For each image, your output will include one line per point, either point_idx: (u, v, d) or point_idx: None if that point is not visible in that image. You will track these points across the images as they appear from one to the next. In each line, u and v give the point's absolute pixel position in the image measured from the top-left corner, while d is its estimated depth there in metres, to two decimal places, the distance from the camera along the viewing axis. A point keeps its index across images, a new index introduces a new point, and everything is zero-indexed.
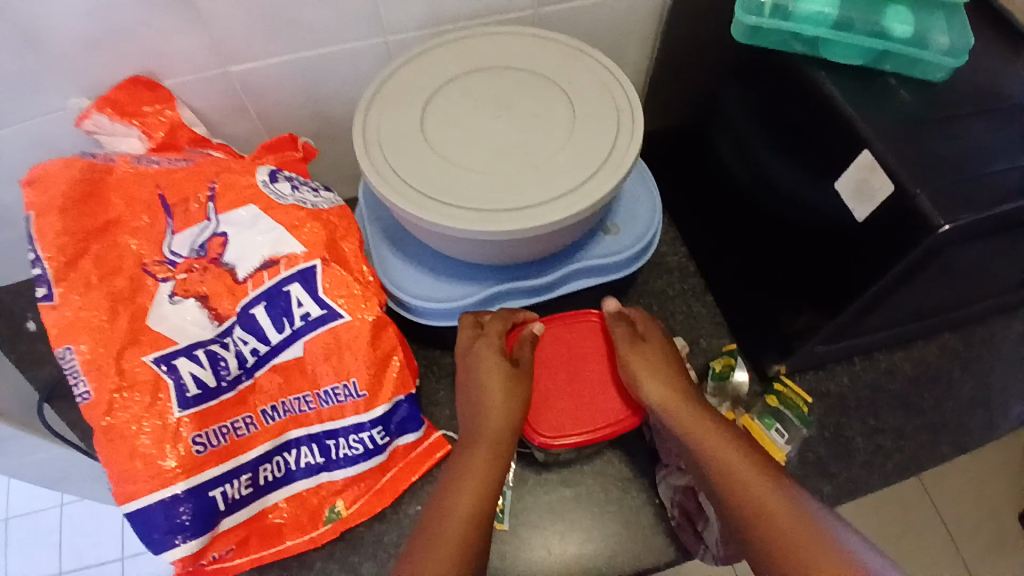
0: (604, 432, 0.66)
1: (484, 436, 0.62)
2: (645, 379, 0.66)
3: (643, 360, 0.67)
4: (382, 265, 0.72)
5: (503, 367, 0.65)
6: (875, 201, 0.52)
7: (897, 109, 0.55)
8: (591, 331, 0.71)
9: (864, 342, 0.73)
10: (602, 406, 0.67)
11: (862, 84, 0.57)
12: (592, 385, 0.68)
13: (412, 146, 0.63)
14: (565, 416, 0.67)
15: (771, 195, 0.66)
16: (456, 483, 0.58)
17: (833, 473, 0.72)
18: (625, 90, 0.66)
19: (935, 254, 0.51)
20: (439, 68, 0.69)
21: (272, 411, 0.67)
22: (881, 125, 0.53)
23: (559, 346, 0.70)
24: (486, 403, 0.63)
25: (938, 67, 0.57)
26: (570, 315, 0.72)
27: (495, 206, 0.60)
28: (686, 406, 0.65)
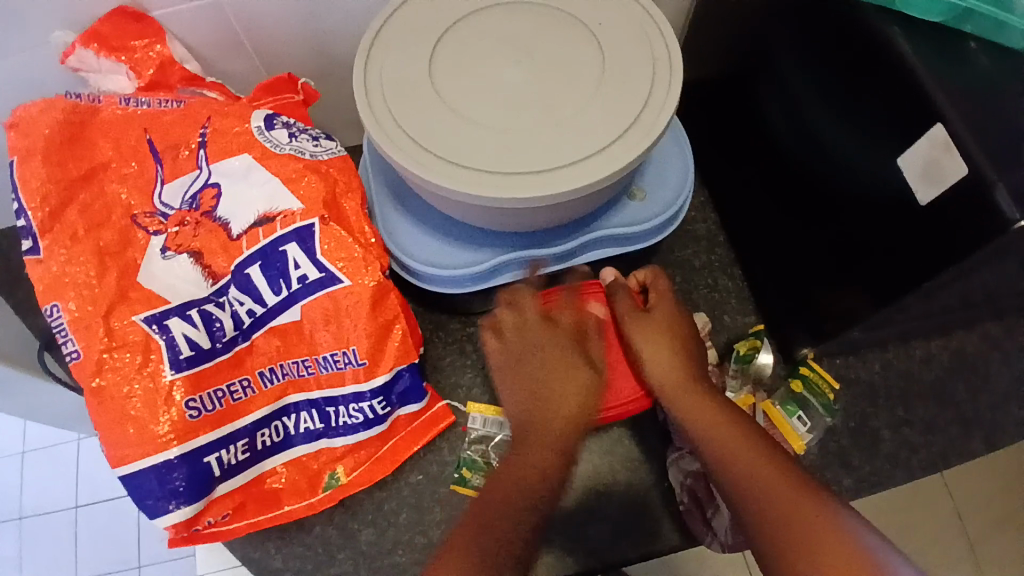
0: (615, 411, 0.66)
1: (547, 428, 0.59)
2: (653, 355, 0.62)
3: (647, 331, 0.63)
4: (387, 226, 0.67)
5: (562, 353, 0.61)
6: (943, 184, 0.47)
7: (982, 82, 0.48)
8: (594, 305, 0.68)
9: (904, 329, 0.68)
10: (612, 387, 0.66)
11: (941, 45, 0.49)
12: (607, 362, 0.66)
13: (419, 97, 0.57)
14: None
15: (820, 166, 0.60)
16: (510, 474, 0.56)
17: (855, 465, 0.69)
18: (663, 36, 0.59)
19: (1003, 250, 0.46)
20: (453, 2, 0.61)
21: (270, 373, 0.63)
22: (961, 96, 0.47)
23: None
24: (550, 394, 0.60)
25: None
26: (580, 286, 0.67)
27: (506, 170, 0.54)
28: (693, 392, 0.61)
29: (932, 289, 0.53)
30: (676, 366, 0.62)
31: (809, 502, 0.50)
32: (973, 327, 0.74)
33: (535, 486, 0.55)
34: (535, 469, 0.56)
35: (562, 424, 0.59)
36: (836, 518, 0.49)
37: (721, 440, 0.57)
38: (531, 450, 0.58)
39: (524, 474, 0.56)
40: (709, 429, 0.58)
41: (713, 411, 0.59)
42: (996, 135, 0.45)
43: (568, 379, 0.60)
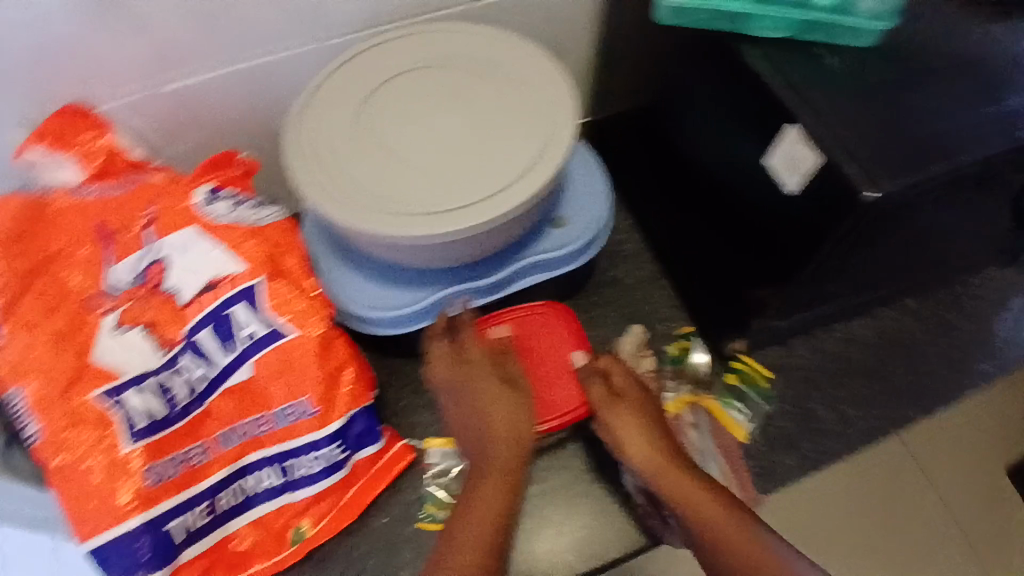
0: (558, 421, 0.71)
1: (495, 462, 0.61)
2: (612, 406, 0.66)
3: (603, 386, 0.67)
4: (329, 277, 0.70)
5: (494, 380, 0.65)
6: (806, 175, 0.53)
7: (831, 85, 0.54)
8: (541, 325, 0.75)
9: (820, 313, 0.74)
10: (554, 398, 0.72)
11: (798, 57, 0.56)
12: (546, 377, 0.73)
13: (345, 155, 0.61)
14: None
15: (722, 173, 0.65)
16: (466, 511, 0.58)
17: (800, 445, 0.75)
18: (561, 80, 0.64)
19: (869, 219, 0.52)
20: (368, 68, 0.65)
21: (227, 436, 0.65)
22: (813, 100, 0.53)
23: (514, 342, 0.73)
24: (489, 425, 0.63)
25: (864, 32, 0.56)
26: (525, 314, 0.75)
27: (429, 208, 0.58)
28: (674, 471, 0.61)
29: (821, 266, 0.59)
30: (636, 413, 0.65)
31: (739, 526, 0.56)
32: (894, 307, 0.82)
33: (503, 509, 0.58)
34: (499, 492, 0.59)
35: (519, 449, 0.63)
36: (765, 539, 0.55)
37: (709, 522, 0.57)
38: (493, 473, 0.60)
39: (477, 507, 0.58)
40: (698, 512, 0.58)
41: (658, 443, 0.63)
42: (849, 125, 0.51)
43: (516, 409, 0.64)
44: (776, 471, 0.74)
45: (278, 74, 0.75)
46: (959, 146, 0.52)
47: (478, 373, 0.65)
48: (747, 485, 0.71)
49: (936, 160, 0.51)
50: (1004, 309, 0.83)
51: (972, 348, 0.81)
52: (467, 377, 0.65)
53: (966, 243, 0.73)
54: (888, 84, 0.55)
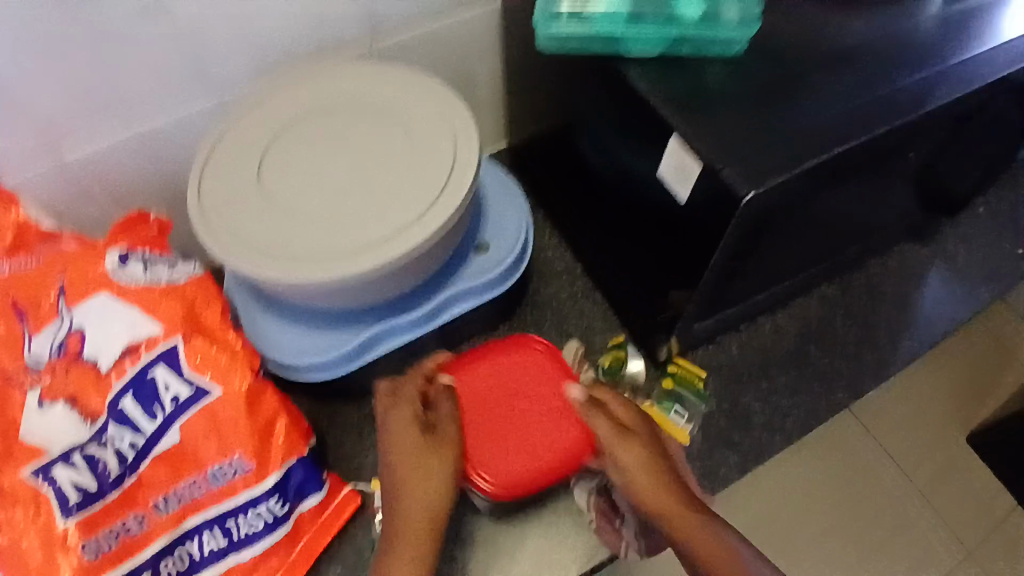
0: (567, 462, 0.67)
1: (405, 521, 0.63)
2: (614, 441, 0.63)
3: (605, 421, 0.65)
4: (253, 328, 0.69)
5: (414, 432, 0.65)
6: (689, 181, 0.56)
7: (709, 96, 0.57)
8: (526, 364, 0.72)
9: (744, 308, 0.78)
10: (551, 439, 0.68)
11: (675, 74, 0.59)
12: (539, 417, 0.69)
13: (250, 204, 0.61)
14: (508, 457, 0.67)
15: (629, 185, 0.66)
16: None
17: (737, 442, 0.77)
18: (460, 110, 0.65)
19: (760, 213, 0.53)
20: (271, 116, 0.65)
21: (164, 502, 0.63)
22: (694, 113, 0.55)
23: (496, 386, 0.71)
24: (403, 482, 0.64)
25: (734, 41, 0.58)
26: (500, 350, 0.72)
27: (337, 250, 0.58)
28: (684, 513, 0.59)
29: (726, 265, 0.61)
30: (630, 446, 0.63)
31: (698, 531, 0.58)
32: (810, 294, 0.85)
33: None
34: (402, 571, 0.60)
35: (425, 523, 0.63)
36: (720, 540, 0.57)
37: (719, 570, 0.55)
38: (395, 553, 0.61)
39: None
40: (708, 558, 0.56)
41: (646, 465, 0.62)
42: (729, 134, 0.54)
43: (424, 479, 0.64)
44: (720, 470, 0.76)
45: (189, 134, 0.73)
46: (844, 134, 0.54)
47: (405, 426, 0.66)
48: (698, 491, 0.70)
49: (817, 152, 0.53)
50: (920, 288, 0.86)
51: (897, 331, 0.84)
52: (400, 433, 0.65)
53: (870, 224, 0.77)
54: (763, 87, 0.57)
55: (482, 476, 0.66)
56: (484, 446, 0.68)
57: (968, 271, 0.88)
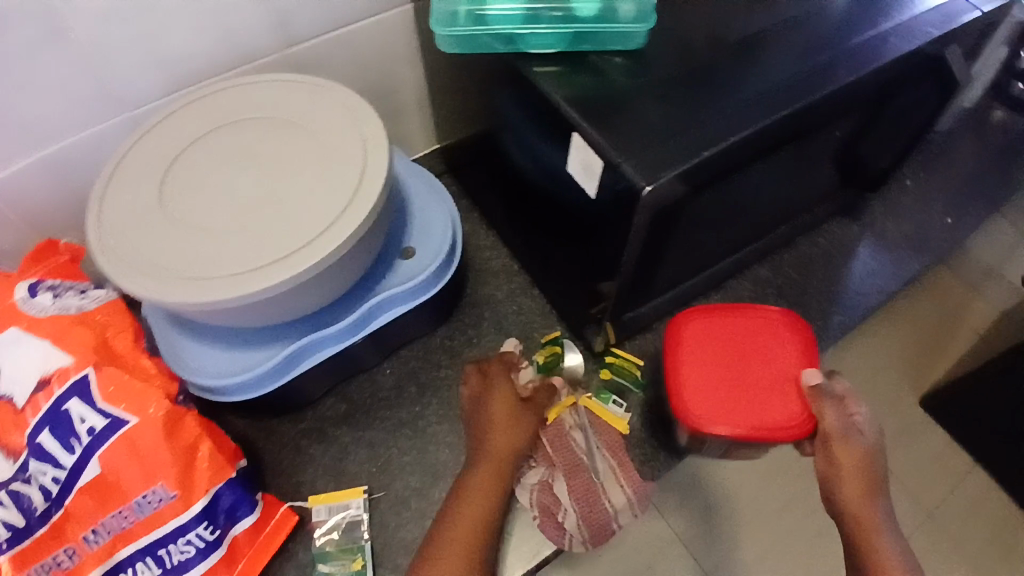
0: (782, 431, 0.63)
1: (491, 455, 0.67)
2: (843, 436, 0.64)
3: (841, 416, 0.64)
4: (173, 353, 0.67)
5: (509, 397, 0.71)
6: (596, 176, 0.55)
7: (613, 89, 0.56)
8: (760, 332, 0.69)
9: (676, 296, 0.79)
10: (773, 406, 0.64)
11: (581, 70, 0.58)
12: (765, 382, 0.66)
13: (150, 226, 0.58)
14: (723, 405, 0.64)
15: (550, 181, 0.65)
16: (461, 500, 0.64)
17: None
18: (368, 115, 0.63)
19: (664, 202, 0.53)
20: (173, 135, 0.63)
21: (95, 535, 0.60)
22: (594, 106, 0.55)
23: (716, 343, 0.68)
24: (494, 427, 0.68)
25: (633, 36, 0.59)
26: (724, 315, 0.70)
27: (243, 265, 0.56)
28: (858, 489, 0.63)
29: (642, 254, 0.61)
30: (851, 446, 0.64)
31: (872, 531, 0.61)
32: (740, 277, 0.90)
33: (479, 519, 0.62)
34: (484, 499, 0.64)
35: (504, 470, 0.66)
36: (885, 543, 0.60)
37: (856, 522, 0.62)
38: (481, 483, 0.65)
39: (474, 498, 0.64)
40: (857, 515, 0.62)
41: (853, 464, 0.64)
42: (633, 125, 0.53)
43: (511, 434, 0.68)
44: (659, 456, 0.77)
45: (101, 151, 0.69)
46: (749, 118, 0.54)
47: (504, 384, 0.72)
48: (631, 472, 0.76)
49: (724, 137, 0.53)
50: (848, 260, 0.91)
51: (827, 304, 0.88)
52: (500, 389, 0.71)
53: (793, 204, 0.79)
54: (669, 75, 0.57)
55: (699, 412, 0.64)
56: (694, 385, 0.66)
57: (891, 242, 0.93)
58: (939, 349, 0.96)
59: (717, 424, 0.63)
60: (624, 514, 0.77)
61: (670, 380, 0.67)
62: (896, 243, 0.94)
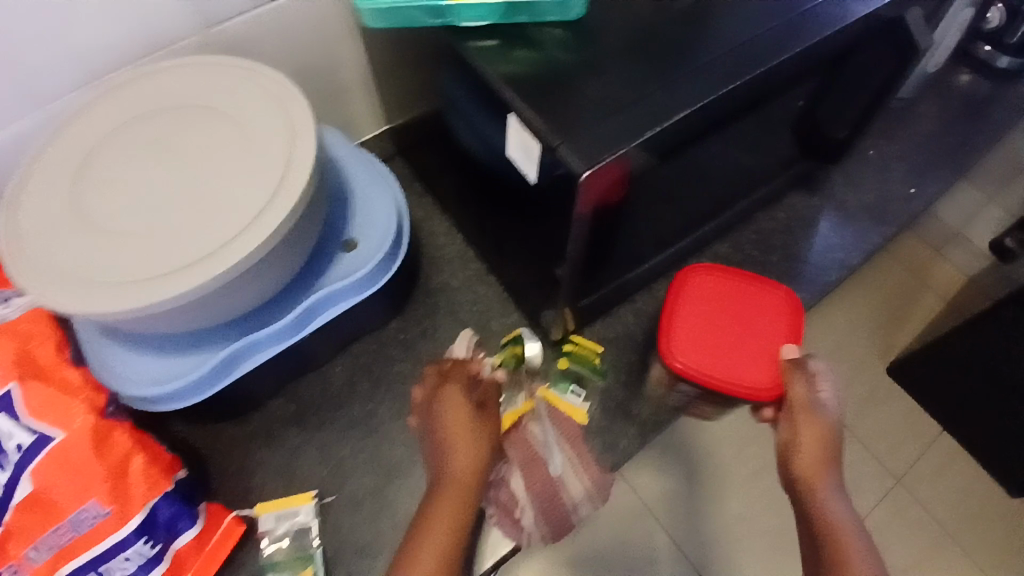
0: (749, 389, 0.61)
1: (451, 479, 0.57)
2: (808, 409, 0.59)
3: (810, 392, 0.59)
4: (100, 361, 0.63)
5: (467, 413, 0.61)
6: (534, 161, 0.52)
7: (552, 67, 0.53)
8: (763, 296, 0.66)
9: (634, 279, 0.77)
10: (749, 367, 0.62)
11: (520, 45, 0.55)
12: (748, 343, 0.63)
13: (61, 231, 0.54)
14: (701, 350, 0.63)
15: (494, 166, 0.62)
16: (420, 540, 0.54)
17: (636, 413, 0.77)
18: (294, 100, 0.59)
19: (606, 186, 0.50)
20: (86, 129, 0.59)
21: (35, 551, 0.58)
22: (531, 87, 0.51)
23: (715, 295, 0.66)
24: (453, 448, 0.58)
25: (572, 4, 0.55)
26: (738, 274, 0.67)
27: (157, 269, 0.52)
28: (822, 462, 0.57)
29: (587, 240, 0.59)
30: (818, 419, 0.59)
31: (823, 496, 0.55)
32: (701, 255, 0.88)
33: (440, 557, 0.53)
34: (445, 533, 0.54)
35: (468, 494, 0.56)
36: (835, 505, 0.54)
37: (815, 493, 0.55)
38: (440, 511, 0.55)
39: (433, 539, 0.54)
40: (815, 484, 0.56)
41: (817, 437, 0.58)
42: (570, 106, 0.50)
43: (471, 452, 0.58)
44: (619, 446, 0.76)
45: (10, 148, 0.63)
46: (694, 99, 0.50)
47: (461, 399, 0.62)
48: (590, 464, 0.75)
49: (667, 116, 0.50)
50: (810, 235, 0.90)
51: (789, 279, 0.87)
52: (456, 405, 0.61)
53: (751, 178, 0.76)
54: (612, 50, 0.53)
55: (674, 346, 0.63)
56: (684, 342, 0.63)
57: (853, 214, 0.92)
58: (902, 317, 0.94)
59: (687, 363, 0.62)
60: (584, 505, 0.77)
61: (661, 336, 0.64)
62: (857, 213, 0.93)
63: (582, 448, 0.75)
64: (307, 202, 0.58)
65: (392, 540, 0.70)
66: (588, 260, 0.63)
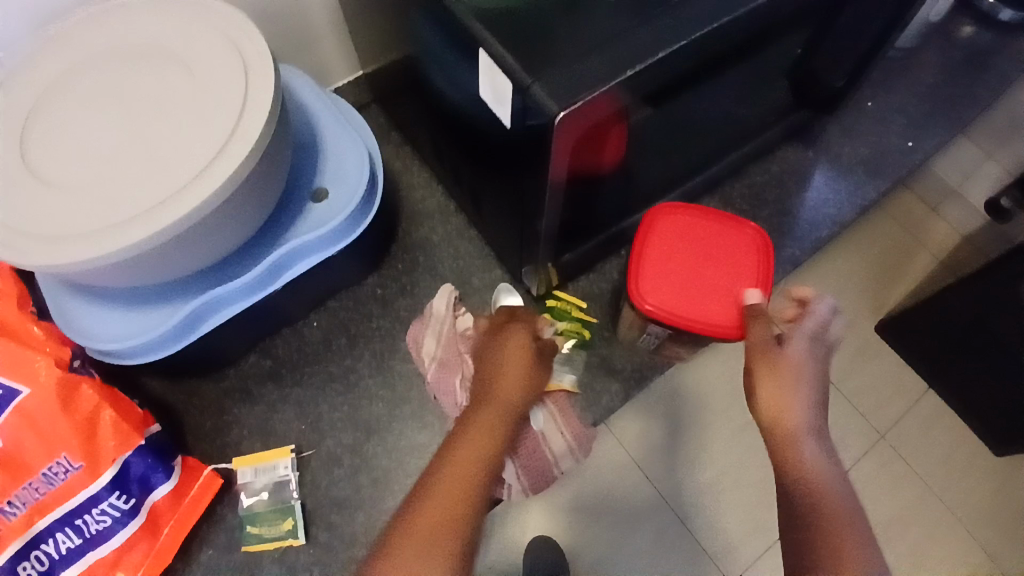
0: (715, 327, 0.60)
1: (494, 399, 0.53)
2: (765, 345, 0.55)
3: (766, 331, 0.56)
4: (64, 315, 0.62)
5: (523, 345, 0.57)
6: (508, 102, 0.50)
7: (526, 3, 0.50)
8: (734, 234, 0.64)
9: (617, 233, 0.75)
10: (717, 304, 0.61)
11: None
12: (716, 280, 0.62)
13: (10, 181, 0.52)
14: (667, 289, 0.62)
15: (469, 113, 0.59)
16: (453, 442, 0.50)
17: (619, 368, 0.79)
18: (251, 40, 0.55)
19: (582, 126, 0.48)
20: (34, 74, 0.56)
21: (9, 505, 0.56)
22: (504, 24, 0.48)
23: (682, 233, 0.64)
24: (500, 370, 0.55)
25: None
26: (707, 213, 0.65)
27: (109, 220, 0.50)
28: (781, 395, 0.52)
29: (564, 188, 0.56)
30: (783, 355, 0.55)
31: (785, 435, 0.50)
32: None
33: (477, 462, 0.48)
34: (482, 440, 0.50)
35: (511, 417, 0.53)
36: (804, 448, 0.49)
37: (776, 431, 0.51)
38: (476, 422, 0.51)
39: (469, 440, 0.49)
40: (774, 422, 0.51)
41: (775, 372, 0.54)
42: (544, 44, 0.47)
43: (521, 374, 0.55)
44: (601, 399, 0.78)
45: None
46: (673, 37, 0.48)
47: (517, 332, 0.58)
48: (572, 418, 0.75)
49: (647, 54, 0.47)
50: (802, 190, 0.88)
51: (775, 234, 0.86)
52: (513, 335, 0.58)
53: (741, 130, 0.74)
54: None
55: (640, 285, 0.62)
56: (653, 282, 0.62)
57: (847, 168, 0.90)
58: (897, 274, 0.90)
59: (651, 301, 0.61)
60: (566, 459, 0.76)
61: (631, 277, 0.62)
62: (849, 166, 0.91)
63: (562, 406, 0.75)
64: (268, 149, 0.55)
65: (371, 494, 0.70)
66: (566, 211, 0.62)
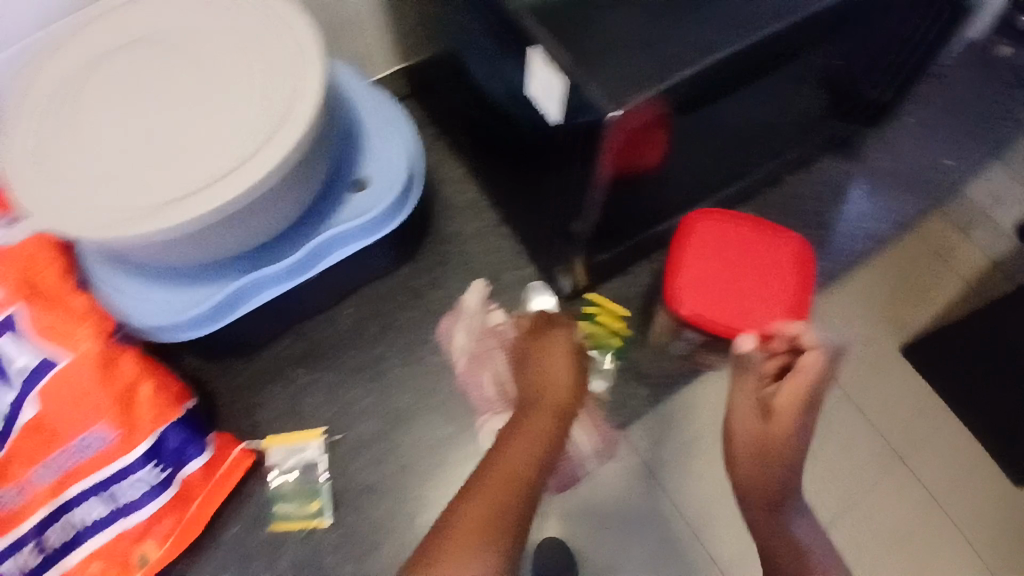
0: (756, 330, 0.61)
1: (545, 402, 0.63)
2: (745, 413, 0.59)
3: (749, 394, 0.60)
4: (102, 289, 0.63)
5: (564, 350, 0.67)
6: (559, 98, 0.49)
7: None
8: (765, 240, 0.64)
9: (650, 236, 0.75)
10: (755, 308, 0.61)
11: None
12: (753, 284, 0.62)
13: (63, 154, 0.53)
14: (705, 293, 0.62)
15: (512, 109, 0.60)
16: (510, 442, 0.58)
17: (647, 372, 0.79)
18: (304, 27, 0.56)
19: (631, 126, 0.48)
20: (86, 47, 0.56)
21: (44, 469, 0.59)
22: (555, 19, 0.49)
23: (716, 239, 0.64)
24: (548, 374, 0.65)
25: None
26: (741, 217, 0.65)
27: (160, 198, 0.51)
28: (759, 465, 0.57)
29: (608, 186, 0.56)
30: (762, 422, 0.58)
31: (764, 497, 0.57)
32: None
33: (533, 460, 0.56)
34: (535, 437, 0.58)
35: (561, 416, 0.62)
36: (786, 511, 0.57)
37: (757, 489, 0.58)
38: (530, 425, 0.59)
39: (526, 439, 0.58)
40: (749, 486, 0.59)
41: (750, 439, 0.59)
42: (595, 42, 0.48)
43: (565, 377, 0.65)
44: (629, 403, 0.78)
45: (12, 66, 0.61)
46: (723, 40, 0.48)
47: (558, 340, 0.68)
48: (599, 421, 0.77)
49: (695, 58, 0.47)
50: (837, 204, 0.88)
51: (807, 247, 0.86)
52: (554, 342, 0.68)
53: (779, 140, 0.74)
54: None
55: (678, 291, 0.62)
56: (691, 288, 0.62)
57: (882, 185, 0.90)
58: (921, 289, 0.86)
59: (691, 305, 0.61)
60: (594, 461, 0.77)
61: (667, 281, 0.63)
62: (884, 183, 0.90)
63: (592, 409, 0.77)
64: (315, 137, 0.56)
65: (395, 481, 0.71)
66: (606, 211, 0.62)
